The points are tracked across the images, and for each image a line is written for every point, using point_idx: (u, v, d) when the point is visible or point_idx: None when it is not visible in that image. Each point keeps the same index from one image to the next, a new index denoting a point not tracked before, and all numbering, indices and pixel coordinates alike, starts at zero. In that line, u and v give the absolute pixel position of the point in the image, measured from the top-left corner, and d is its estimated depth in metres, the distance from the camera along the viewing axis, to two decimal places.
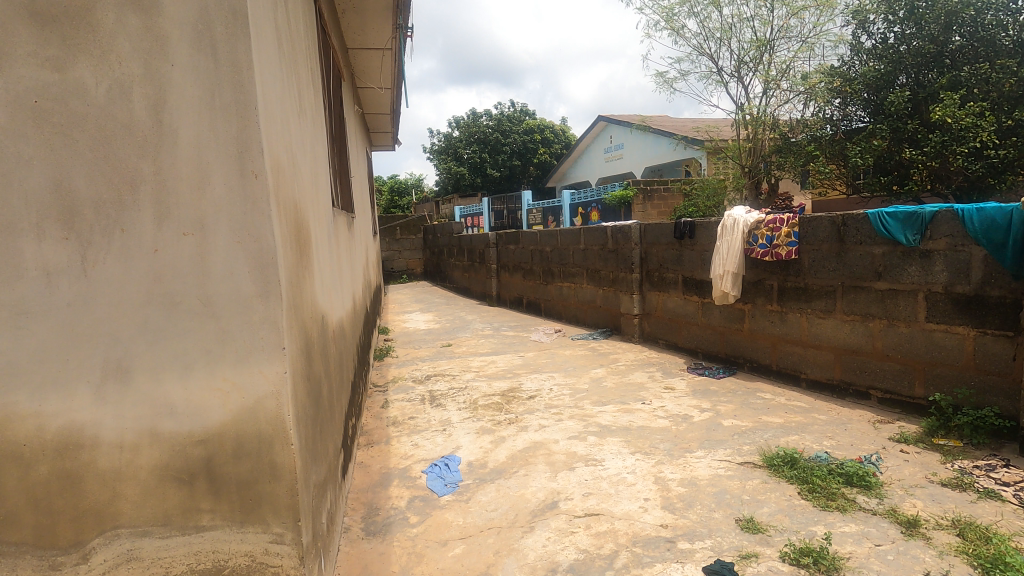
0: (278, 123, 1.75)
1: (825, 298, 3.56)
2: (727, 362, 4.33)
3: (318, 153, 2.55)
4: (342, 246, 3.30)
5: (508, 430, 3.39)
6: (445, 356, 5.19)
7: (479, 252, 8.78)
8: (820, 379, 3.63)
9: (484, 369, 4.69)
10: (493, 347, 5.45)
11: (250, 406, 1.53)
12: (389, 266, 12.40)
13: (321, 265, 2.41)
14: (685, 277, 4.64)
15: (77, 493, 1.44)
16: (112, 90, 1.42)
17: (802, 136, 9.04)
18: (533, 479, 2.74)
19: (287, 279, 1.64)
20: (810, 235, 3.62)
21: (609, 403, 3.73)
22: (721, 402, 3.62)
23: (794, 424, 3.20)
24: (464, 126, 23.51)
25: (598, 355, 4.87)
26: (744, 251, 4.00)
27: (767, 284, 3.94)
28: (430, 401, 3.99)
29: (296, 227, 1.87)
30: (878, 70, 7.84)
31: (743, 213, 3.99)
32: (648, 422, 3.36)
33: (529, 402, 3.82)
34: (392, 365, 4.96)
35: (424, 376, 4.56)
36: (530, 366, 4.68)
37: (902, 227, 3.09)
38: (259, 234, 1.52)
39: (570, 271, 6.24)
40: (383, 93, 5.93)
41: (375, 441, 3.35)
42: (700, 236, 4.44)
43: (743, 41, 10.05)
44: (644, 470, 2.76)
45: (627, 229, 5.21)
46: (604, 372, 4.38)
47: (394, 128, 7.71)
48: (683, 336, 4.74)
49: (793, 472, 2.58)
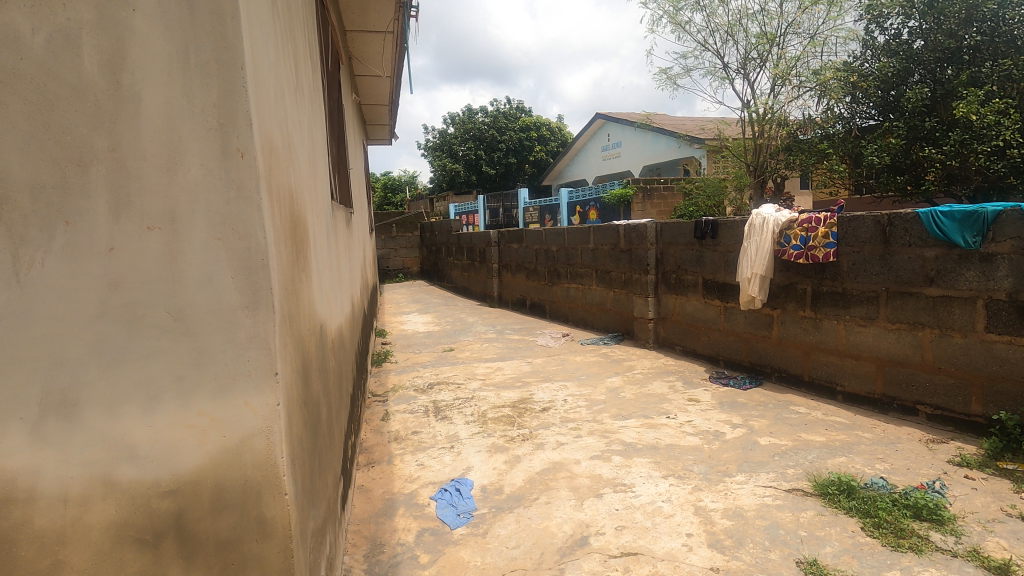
0: (272, 93, 1.43)
1: (867, 304, 3.28)
2: (753, 372, 4.04)
3: (316, 139, 2.23)
4: (341, 244, 2.99)
5: (523, 448, 3.08)
6: (449, 362, 4.87)
7: (479, 251, 8.45)
8: (859, 392, 3.35)
9: (491, 377, 4.37)
10: (499, 352, 5.13)
11: (234, 448, 1.21)
12: (384, 265, 12.05)
13: (320, 268, 2.10)
14: (706, 279, 4.35)
15: (7, 560, 1.12)
16: (55, 39, 1.09)
17: (813, 134, 8.81)
18: (557, 508, 2.43)
19: (281, 286, 1.32)
20: (851, 235, 3.34)
21: (631, 417, 3.43)
22: (753, 417, 3.33)
23: (838, 443, 2.92)
24: (460, 122, 23.15)
25: (612, 362, 4.57)
26: (774, 252, 3.71)
27: (799, 287, 3.66)
28: (435, 413, 3.67)
29: (292, 222, 1.55)
30: (893, 66, 7.60)
31: (772, 212, 3.73)
32: (677, 440, 3.06)
33: (543, 415, 3.51)
34: (391, 372, 4.63)
35: (426, 385, 4.24)
36: (540, 374, 4.38)
37: (960, 228, 2.81)
38: (246, 230, 1.20)
39: (578, 271, 5.94)
40: (382, 81, 5.60)
41: (376, 460, 3.03)
42: (723, 236, 4.16)
43: (750, 36, 9.80)
44: (681, 498, 2.46)
45: (642, 228, 4.92)
46: (620, 382, 4.08)
47: (391, 121, 7.38)
48: (702, 342, 4.44)
49: (853, 503, 2.29)
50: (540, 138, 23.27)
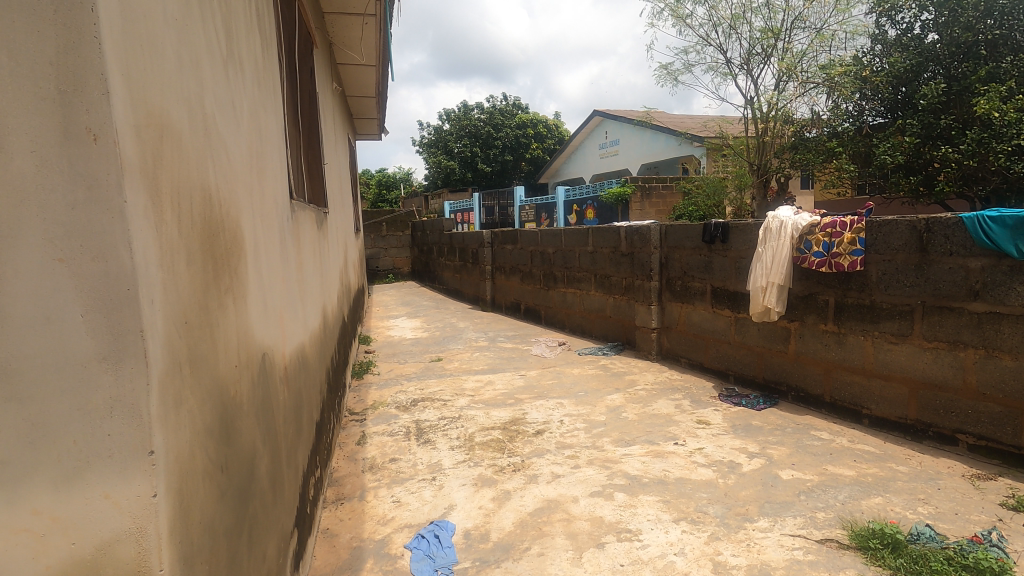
0: (170, 58, 1.05)
1: (899, 319, 2.93)
2: (766, 390, 3.69)
3: (265, 129, 1.85)
4: (307, 249, 2.62)
5: (514, 481, 2.72)
6: (436, 374, 4.49)
7: (471, 251, 8.09)
8: (889, 417, 3.01)
9: (480, 392, 4.00)
10: (490, 363, 4.76)
11: (91, 558, 0.84)
12: (374, 265, 11.67)
13: (265, 286, 1.73)
14: (714, 287, 4.00)
15: None
16: None
17: (820, 131, 8.51)
18: (551, 563, 2.07)
19: (169, 323, 0.94)
20: (881, 242, 2.99)
21: (634, 443, 3.07)
22: (771, 444, 2.98)
23: (871, 479, 2.57)
24: (456, 119, 22.77)
25: (612, 376, 4.22)
26: (793, 260, 3.36)
27: (820, 299, 3.31)
28: (417, 436, 3.30)
29: (204, 230, 1.17)
30: (905, 62, 7.29)
31: (791, 214, 3.39)
32: (688, 473, 2.70)
33: (537, 440, 3.15)
34: (371, 386, 4.25)
35: (410, 402, 3.87)
36: (534, 389, 4.01)
37: (1011, 236, 2.46)
38: (103, 247, 0.81)
39: (575, 275, 5.57)
40: (366, 69, 5.22)
41: (346, 496, 2.66)
42: (735, 240, 3.80)
43: (754, 30, 9.45)
44: (695, 550, 2.11)
45: (646, 230, 4.55)
46: (622, 400, 3.72)
47: (380, 114, 7.01)
48: (710, 355, 4.10)
49: (902, 562, 1.94)
50: (538, 135, 22.89)
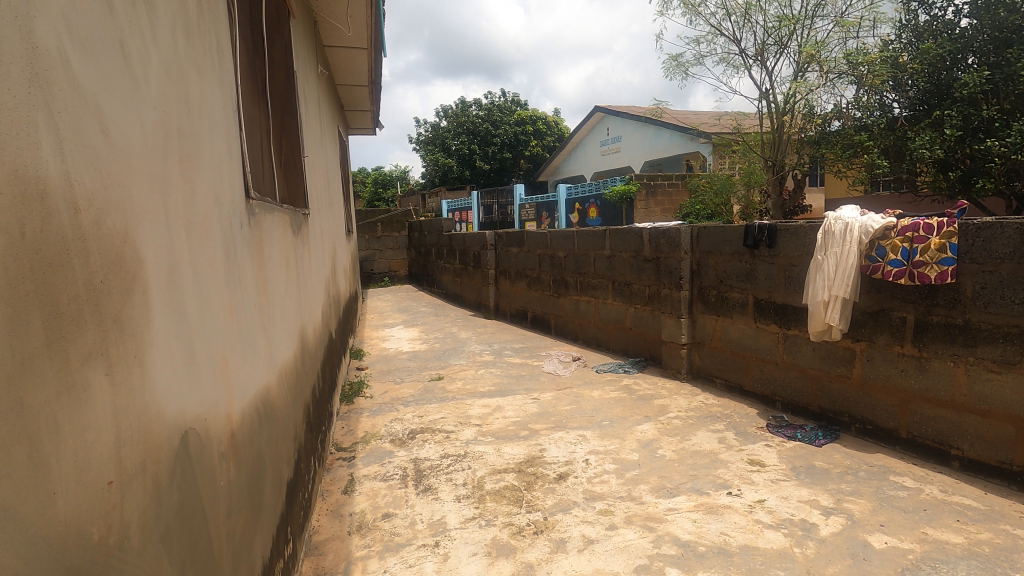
0: None
1: (1003, 343, 2.41)
2: (823, 421, 3.15)
3: (197, 101, 1.31)
4: (275, 260, 2.07)
5: (537, 550, 2.17)
6: (436, 398, 3.95)
7: (473, 254, 7.54)
8: (986, 460, 2.48)
9: (488, 422, 3.45)
10: (497, 383, 4.21)
11: None
12: (369, 268, 11.12)
13: (195, 325, 1.18)
14: (758, 298, 3.48)
15: None
16: None
17: (848, 124, 7.86)
18: None
19: None
20: (979, 249, 2.46)
21: (679, 493, 2.53)
22: (847, 496, 2.45)
23: (989, 549, 2.04)
24: (453, 116, 22.24)
25: (639, 401, 3.69)
26: (861, 269, 2.83)
27: (895, 316, 2.78)
28: (415, 482, 2.76)
29: (18, 258, 0.63)
30: (941, 48, 6.75)
31: (857, 215, 2.86)
32: (753, 538, 2.16)
33: (561, 489, 2.62)
34: (362, 413, 3.70)
35: (407, 434, 3.33)
36: (551, 417, 3.47)
37: None
38: None
39: (590, 282, 5.04)
40: (358, 52, 4.69)
41: (326, 571, 2.10)
42: (784, 245, 3.28)
43: (770, 19, 8.92)
44: None
45: (674, 233, 4.01)
46: (655, 432, 3.20)
47: (373, 105, 6.48)
48: (752, 377, 3.57)
49: None
50: (537, 132, 22.35)
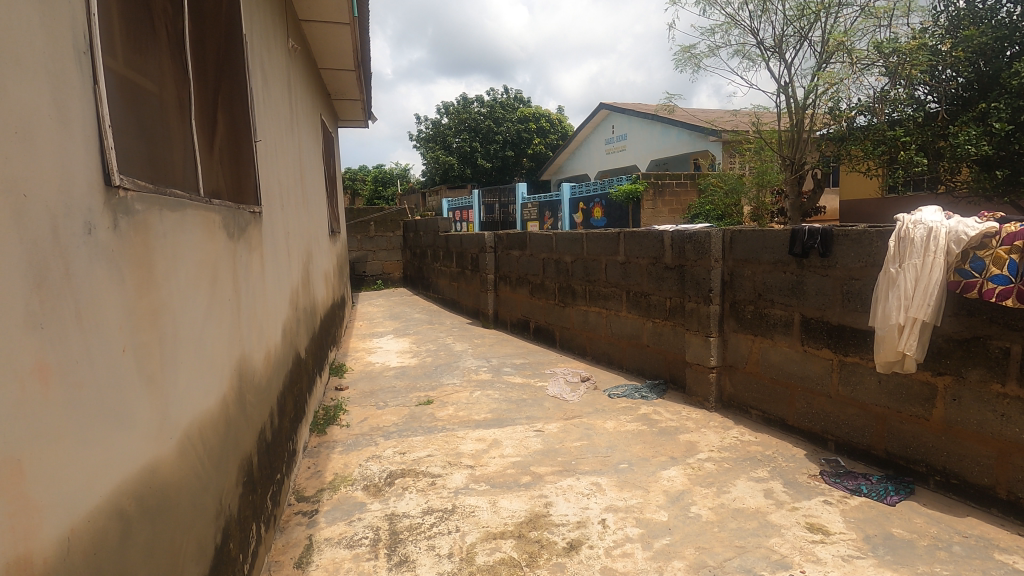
0: None
1: None
2: (891, 469, 2.58)
3: None
4: (186, 278, 1.50)
5: None
6: (423, 428, 3.37)
7: (471, 257, 6.97)
8: None
9: (482, 463, 2.88)
10: (494, 409, 3.64)
11: None
12: (361, 270, 10.53)
13: None
14: (806, 317, 2.92)
15: None
16: None
17: (882, 119, 7.25)
18: None
19: None
20: None
21: None
22: None
23: None
24: (454, 112, 21.70)
25: (663, 436, 3.11)
26: (947, 285, 2.25)
27: (993, 346, 2.21)
28: (388, 550, 2.19)
29: None
30: (989, 34, 6.19)
31: (942, 219, 2.28)
32: None
33: (573, 565, 2.04)
34: (335, 448, 3.13)
35: (383, 478, 2.76)
36: (558, 458, 2.90)
37: None
38: None
39: (600, 291, 4.48)
40: (339, 27, 4.13)
41: None
42: (842, 254, 2.71)
43: (789, 9, 8.34)
44: None
45: (702, 238, 3.44)
46: (684, 481, 2.62)
47: (362, 92, 5.94)
48: (797, 411, 3.00)
49: None
50: (540, 129, 21.73)
